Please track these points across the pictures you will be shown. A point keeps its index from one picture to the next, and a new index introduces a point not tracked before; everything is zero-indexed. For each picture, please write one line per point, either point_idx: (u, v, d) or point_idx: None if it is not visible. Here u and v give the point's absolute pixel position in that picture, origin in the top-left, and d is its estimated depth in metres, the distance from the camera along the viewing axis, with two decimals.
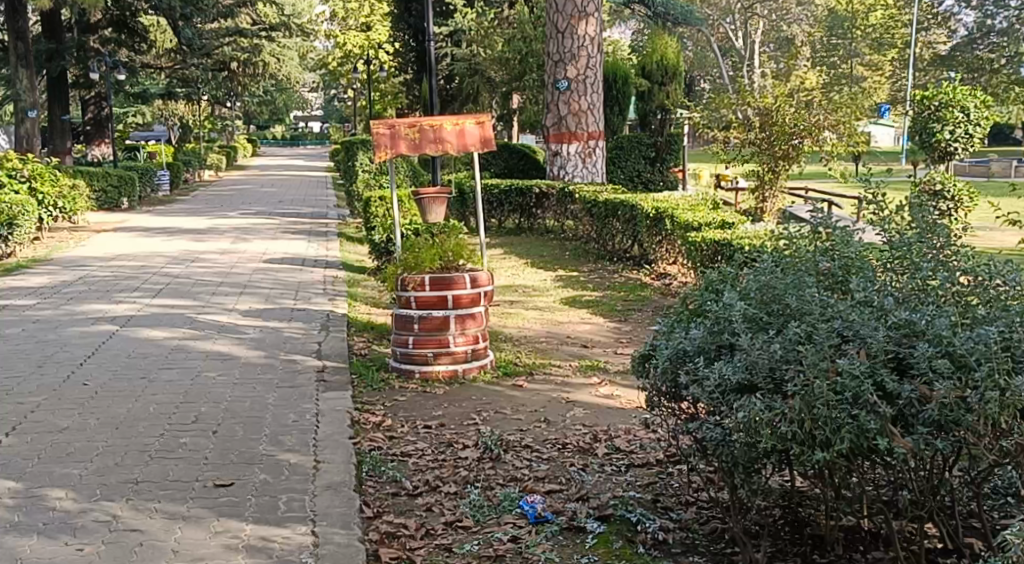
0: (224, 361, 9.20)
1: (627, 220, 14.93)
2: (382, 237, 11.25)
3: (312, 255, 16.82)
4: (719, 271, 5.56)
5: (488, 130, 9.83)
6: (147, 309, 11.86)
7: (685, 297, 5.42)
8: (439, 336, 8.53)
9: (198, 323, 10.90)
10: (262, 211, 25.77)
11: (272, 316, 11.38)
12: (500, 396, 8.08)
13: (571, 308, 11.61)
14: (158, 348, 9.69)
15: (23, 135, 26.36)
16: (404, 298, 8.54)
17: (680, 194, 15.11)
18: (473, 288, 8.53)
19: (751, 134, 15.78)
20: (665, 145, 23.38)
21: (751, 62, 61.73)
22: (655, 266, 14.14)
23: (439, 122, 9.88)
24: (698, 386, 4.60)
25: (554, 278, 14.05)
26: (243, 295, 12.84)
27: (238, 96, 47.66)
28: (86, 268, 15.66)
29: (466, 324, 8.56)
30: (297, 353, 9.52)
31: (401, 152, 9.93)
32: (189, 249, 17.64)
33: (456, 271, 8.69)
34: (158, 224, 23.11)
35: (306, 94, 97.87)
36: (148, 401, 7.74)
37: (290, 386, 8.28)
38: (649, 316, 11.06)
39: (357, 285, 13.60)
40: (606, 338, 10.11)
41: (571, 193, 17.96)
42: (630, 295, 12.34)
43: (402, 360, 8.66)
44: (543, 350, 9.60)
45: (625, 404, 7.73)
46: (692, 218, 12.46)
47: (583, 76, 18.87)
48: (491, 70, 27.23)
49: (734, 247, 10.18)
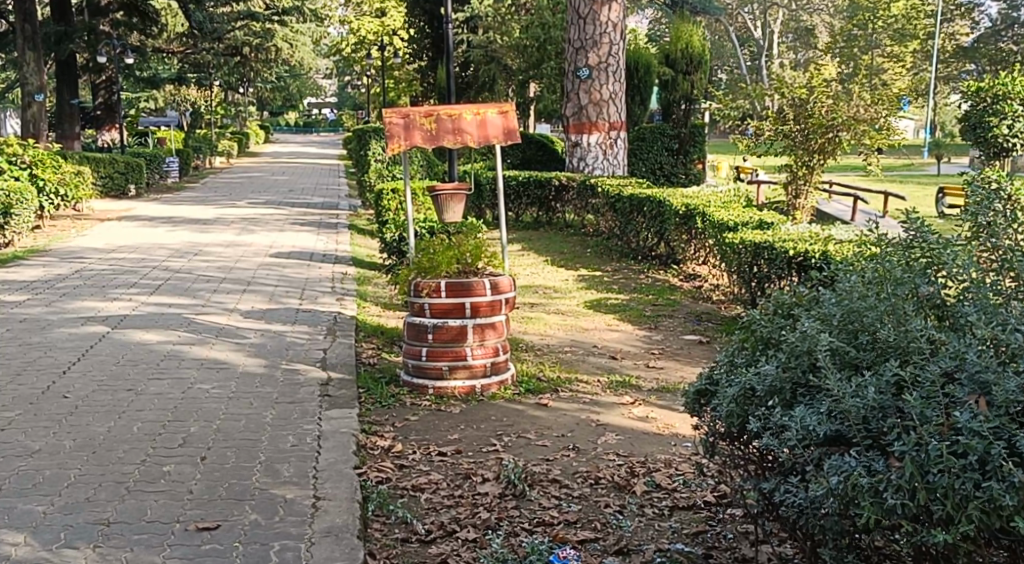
0: (221, 370, 8.43)
1: (653, 216, 14.10)
2: (394, 235, 10.46)
3: (320, 248, 16.04)
4: (790, 288, 4.71)
5: (512, 120, 9.08)
6: (142, 308, 11.09)
7: (749, 319, 4.57)
8: (456, 348, 7.74)
9: (196, 325, 10.12)
10: (271, 200, 25.00)
11: (274, 318, 10.60)
12: (522, 418, 7.29)
13: (595, 313, 10.81)
14: (150, 354, 8.91)
15: (28, 119, 25.67)
16: (417, 305, 7.75)
17: (710, 189, 14.30)
18: (493, 294, 7.72)
19: (784, 126, 14.85)
20: (689, 137, 22.53)
21: (771, 54, 60.82)
22: (684, 266, 13.33)
23: (458, 110, 9.05)
24: (774, 437, 3.79)
25: (576, 277, 13.30)
26: (246, 293, 12.07)
27: (251, 82, 47.07)
28: (84, 260, 14.95)
29: (486, 334, 7.77)
30: (300, 362, 8.74)
31: (417, 143, 8.90)
32: (193, 241, 16.86)
33: (474, 276, 7.89)
34: (164, 213, 22.36)
35: (320, 82, 97.41)
36: (133, 418, 6.97)
37: (290, 402, 7.51)
38: (681, 323, 10.26)
39: (367, 283, 12.84)
40: (636, 348, 9.29)
41: (592, 186, 17.13)
42: (658, 298, 11.53)
43: (414, 373, 7.89)
44: (568, 362, 8.79)
45: (660, 428, 6.92)
46: (726, 216, 11.64)
47: (605, 64, 18.01)
48: (508, 58, 26.38)
49: (779, 253, 9.36)
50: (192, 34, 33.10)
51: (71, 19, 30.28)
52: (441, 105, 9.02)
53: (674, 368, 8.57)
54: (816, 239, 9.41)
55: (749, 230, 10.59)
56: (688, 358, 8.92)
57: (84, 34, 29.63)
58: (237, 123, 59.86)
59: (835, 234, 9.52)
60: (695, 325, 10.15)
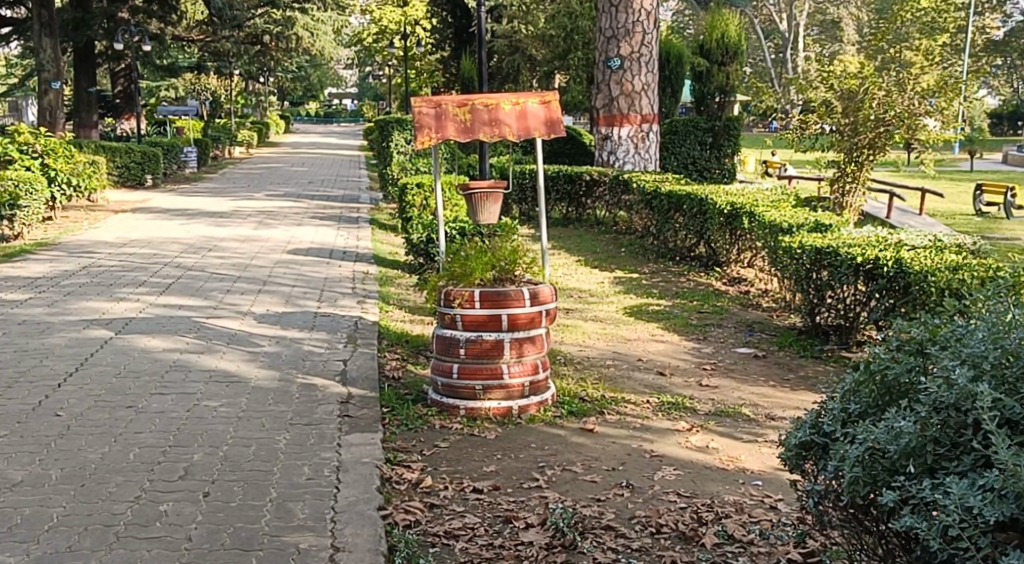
0: (231, 385, 7.65)
1: (694, 215, 13.26)
2: (421, 236, 9.63)
3: (341, 245, 15.27)
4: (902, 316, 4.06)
5: (553, 112, 8.17)
6: (149, 310, 10.33)
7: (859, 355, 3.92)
8: (491, 365, 6.95)
9: (206, 331, 9.33)
10: (290, 193, 24.27)
11: (290, 323, 9.80)
12: (565, 446, 6.49)
13: (638, 321, 9.98)
14: (154, 364, 8.14)
15: (45, 107, 25.04)
16: (448, 316, 6.97)
17: (754, 186, 13.47)
18: (533, 306, 6.94)
19: (833, 118, 13.68)
20: (724, 131, 21.63)
21: (797, 46, 59.70)
22: (727, 270, 12.53)
23: (495, 100, 8.09)
24: (930, 516, 3.22)
25: (611, 279, 12.52)
26: (261, 294, 11.30)
27: (271, 71, 46.45)
28: (94, 255, 14.23)
29: (524, 348, 6.98)
30: (317, 376, 7.94)
31: (450, 136, 7.98)
32: (208, 235, 16.12)
33: (511, 284, 7.08)
34: (179, 206, 21.65)
35: (340, 72, 96.87)
36: (130, 442, 6.20)
37: (306, 424, 6.73)
38: (730, 333, 9.42)
39: (390, 284, 12.08)
40: (686, 363, 8.47)
41: (625, 182, 16.36)
42: (703, 304, 10.69)
43: (444, 393, 7.09)
44: (611, 379, 7.97)
45: (724, 462, 6.12)
46: (778, 217, 10.79)
47: (637, 54, 17.20)
48: (533, 48, 25.59)
49: (845, 260, 8.50)
50: (211, 22, 32.50)
51: (89, 6, 29.64)
52: (478, 93, 8.06)
53: (731, 388, 7.74)
54: (885, 244, 8.56)
55: (806, 233, 9.74)
56: (744, 375, 8.10)
57: (102, 21, 28.96)
58: (257, 112, 59.16)
59: (906, 240, 8.67)
60: (748, 337, 9.30)
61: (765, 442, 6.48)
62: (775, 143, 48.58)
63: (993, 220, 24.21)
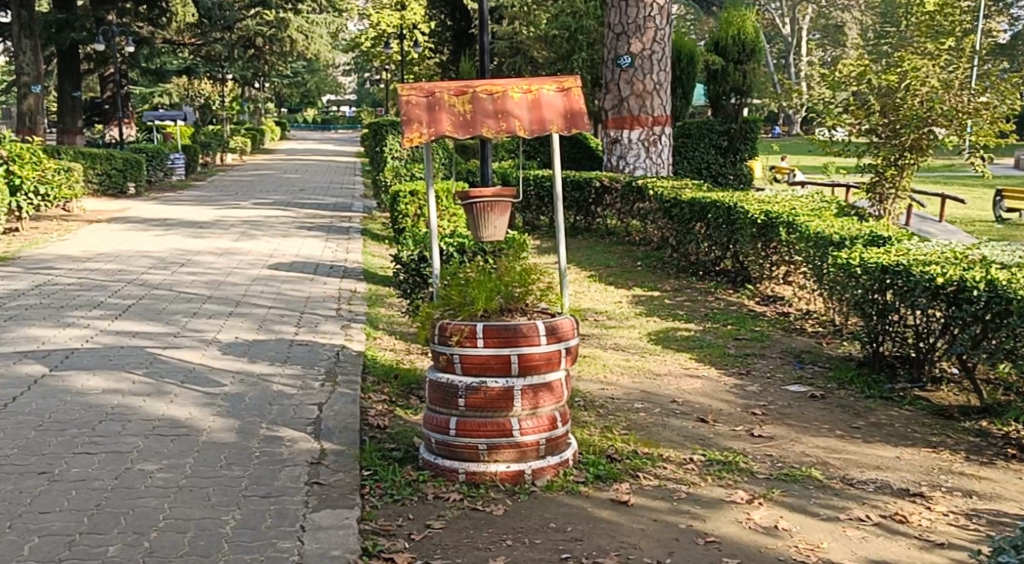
0: (178, 440, 6.22)
1: (720, 226, 11.86)
2: (412, 253, 8.20)
3: (328, 259, 13.85)
4: None
5: (576, 100, 5.87)
6: (98, 338, 8.91)
7: None
8: (497, 419, 5.56)
9: (159, 366, 7.91)
10: (280, 201, 22.88)
11: (259, 355, 8.37)
12: (595, 527, 5.06)
13: (665, 350, 8.58)
14: (88, 411, 6.71)
15: (24, 111, 23.61)
16: (444, 357, 5.61)
17: (787, 192, 12.04)
18: (549, 343, 5.58)
19: (871, 120, 11.87)
20: (740, 133, 20.13)
21: (800, 51, 58.04)
22: (759, 287, 11.17)
23: (503, 84, 5.83)
24: None
25: (629, 298, 11.16)
26: (232, 317, 9.90)
27: (265, 76, 44.97)
28: (53, 271, 12.84)
29: (539, 398, 5.60)
30: (285, 427, 6.51)
31: (445, 132, 5.75)
32: (184, 248, 14.71)
33: (520, 317, 5.72)
34: (160, 215, 20.20)
35: (338, 79, 95.37)
36: (30, 529, 4.90)
37: (264, 497, 5.34)
38: (776, 366, 7.99)
39: (380, 305, 10.70)
40: (730, 406, 7.05)
41: (640, 188, 14.97)
42: (741, 329, 9.27)
43: (438, 452, 5.68)
44: (642, 429, 6.53)
45: (803, 554, 4.75)
46: (825, 228, 9.36)
47: (649, 51, 15.80)
48: (534, 50, 24.04)
49: (920, 281, 7.07)
50: (202, 24, 31.10)
51: (74, 7, 28.21)
52: (479, 80, 5.88)
53: (792, 439, 6.30)
54: (967, 262, 7.14)
55: (864, 248, 8.31)
56: (802, 420, 6.66)
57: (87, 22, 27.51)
58: (252, 119, 57.59)
59: (992, 256, 7.31)
60: (799, 370, 7.86)
61: (850, 522, 5.05)
62: (781, 150, 47.02)
63: (1016, 226, 22.75)
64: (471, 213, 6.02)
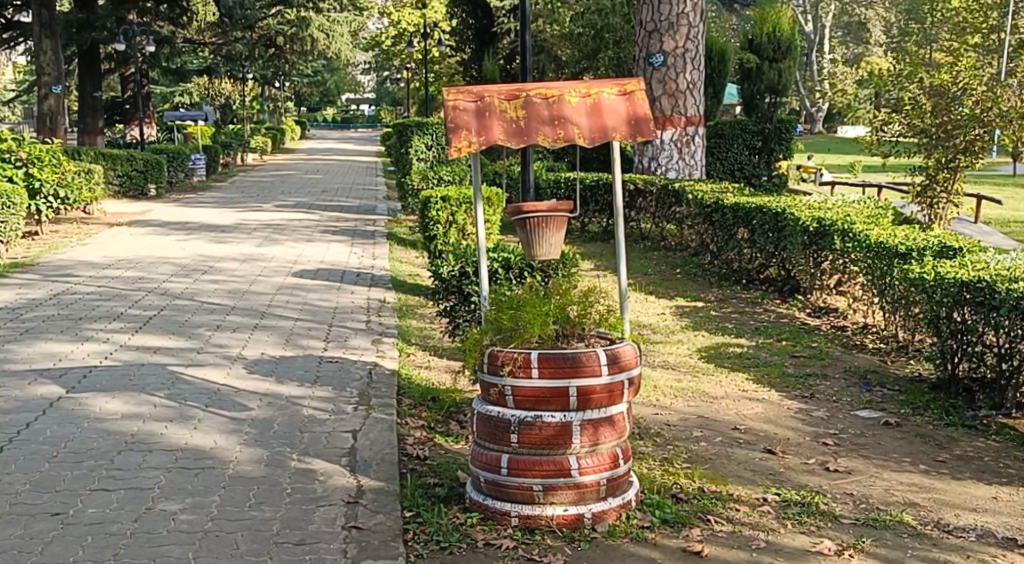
0: (203, 474, 5.72)
1: (767, 232, 11.27)
2: (452, 267, 7.69)
3: (354, 265, 13.34)
4: None
5: (640, 105, 5.34)
6: (118, 355, 8.43)
7: None
8: (554, 457, 5.05)
9: (181, 387, 7.41)
10: (302, 203, 22.42)
11: (288, 374, 7.85)
12: None
13: (719, 369, 8.03)
14: (106, 440, 6.22)
15: (45, 112, 23.19)
16: (495, 389, 5.11)
17: (835, 196, 11.46)
18: (611, 373, 5.06)
19: (924, 121, 11.18)
20: (775, 133, 19.52)
21: (824, 49, 57.08)
22: (809, 298, 10.59)
23: (559, 87, 5.32)
24: None
25: (673, 308, 10.63)
26: (257, 331, 9.41)
27: (285, 75, 44.53)
28: (71, 279, 12.40)
29: (600, 433, 5.08)
30: (318, 459, 6.01)
31: (497, 141, 5.24)
32: (206, 254, 14.24)
33: (577, 345, 5.20)
34: (180, 218, 19.76)
35: (357, 77, 94.97)
36: None
37: (296, 545, 4.89)
38: (840, 389, 7.44)
39: (410, 316, 10.21)
40: (797, 435, 6.51)
41: (676, 192, 14.41)
42: (797, 345, 8.72)
43: (487, 492, 5.17)
44: (706, 463, 6.00)
45: None
46: (887, 237, 8.78)
47: (682, 49, 15.22)
48: (559, 48, 23.23)
49: (1008, 299, 6.53)
50: (223, 23, 30.57)
51: (94, 5, 27.75)
52: (533, 82, 5.37)
53: (872, 475, 5.76)
54: None
55: (937, 262, 7.74)
56: (879, 453, 6.11)
57: (108, 21, 27.07)
58: (272, 118, 57.18)
59: None
60: (866, 394, 7.31)
61: None
62: (806, 148, 46.20)
63: None
64: (532, 234, 5.49)
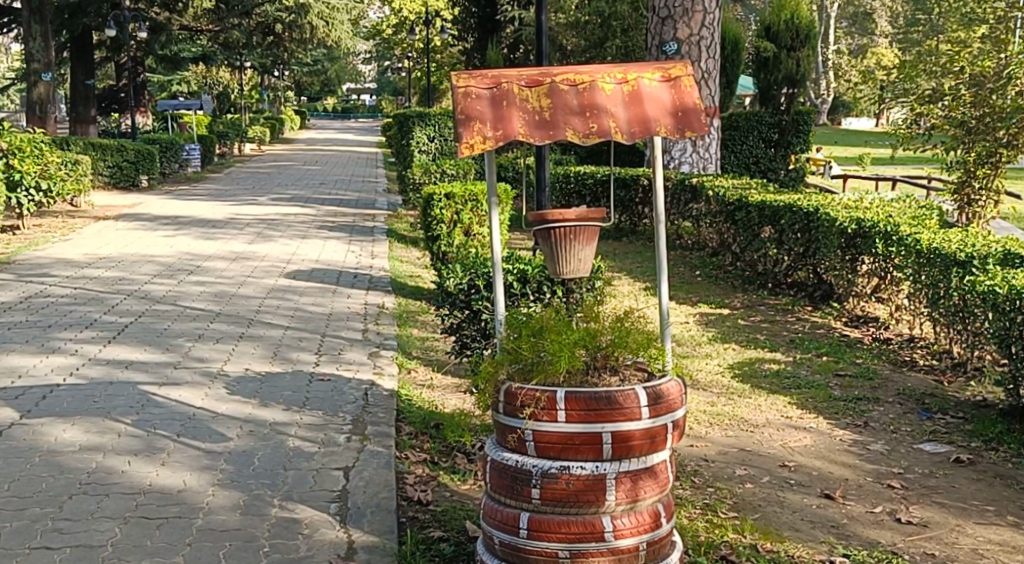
0: (165, 527, 4.87)
1: (797, 232, 10.41)
2: (460, 280, 6.90)
3: (351, 266, 12.47)
4: None
5: (688, 94, 4.48)
6: (84, 370, 7.56)
7: None
8: (584, 516, 4.21)
9: (152, 412, 6.53)
10: (298, 196, 21.51)
11: (273, 395, 6.97)
12: None
13: (756, 390, 7.17)
14: (56, 481, 5.35)
15: (34, 100, 22.22)
16: (515, 434, 4.26)
17: (871, 195, 10.59)
18: (653, 417, 4.20)
19: (961, 113, 10.17)
20: (792, 125, 18.04)
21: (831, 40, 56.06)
22: (845, 305, 9.72)
23: (591, 71, 4.47)
24: None
25: (696, 316, 9.77)
26: (241, 341, 8.53)
27: (283, 64, 43.55)
28: (46, 280, 11.51)
29: (639, 488, 4.22)
30: (303, 505, 5.16)
31: (516, 135, 4.39)
32: (194, 252, 13.34)
33: (612, 382, 4.34)
34: (172, 212, 18.83)
35: (359, 68, 94.09)
36: None
37: None
38: (896, 417, 6.58)
39: (411, 324, 9.35)
40: (856, 473, 5.65)
41: (692, 188, 13.50)
42: (841, 361, 7.86)
43: (503, 557, 4.33)
44: (755, 511, 5.15)
45: None
46: (941, 243, 7.88)
47: (697, 37, 14.10)
48: (565, 37, 22.28)
49: None
50: (219, 8, 29.56)
51: None
52: (560, 66, 4.51)
53: (954, 529, 4.94)
54: None
55: (1006, 272, 6.87)
56: (957, 499, 5.26)
57: (100, 7, 26.05)
58: (272, 107, 56.18)
59: None
60: (928, 422, 6.45)
61: None
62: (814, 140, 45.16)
63: None
64: (558, 248, 4.67)
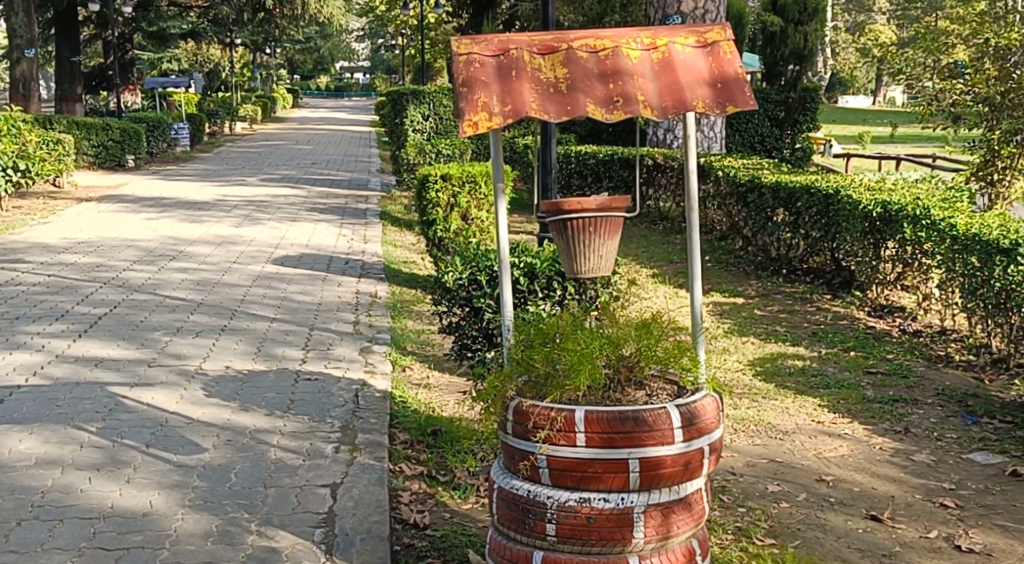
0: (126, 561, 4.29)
1: (815, 216, 9.79)
2: (460, 274, 6.29)
3: (342, 251, 11.84)
4: None
5: (726, 62, 3.86)
6: (49, 369, 6.94)
7: None
8: (608, 556, 3.61)
9: (119, 418, 5.93)
10: (289, 176, 20.85)
11: (254, 397, 6.36)
12: None
13: (782, 391, 6.58)
14: (5, 503, 4.75)
15: (16, 78, 21.46)
16: (528, 460, 3.65)
17: (896, 177, 9.95)
18: (686, 440, 3.60)
19: (985, 87, 8.73)
20: (799, 102, 17.27)
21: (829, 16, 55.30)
22: (868, 293, 9.09)
23: (613, 36, 3.86)
24: None
25: (709, 306, 9.18)
26: (222, 335, 7.92)
27: (274, 41, 42.74)
28: (19, 267, 10.86)
29: (671, 522, 3.63)
30: (284, 530, 4.57)
31: (528, 110, 3.76)
32: (178, 237, 12.69)
33: (637, 400, 3.73)
34: (157, 193, 18.15)
35: (352, 46, 93.15)
36: None
37: None
38: (939, 421, 5.99)
39: (405, 315, 8.74)
40: (900, 488, 5.08)
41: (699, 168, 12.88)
42: (871, 357, 7.27)
43: None
44: (794, 537, 4.57)
45: None
46: (979, 227, 7.21)
47: (702, 11, 13.24)
48: (563, 12, 21.55)
49: None
50: None
51: None
52: (578, 32, 3.91)
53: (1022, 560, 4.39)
54: None
55: None
56: (1020, 521, 4.71)
57: None
58: (264, 85, 55.35)
59: None
60: (975, 428, 5.86)
61: None
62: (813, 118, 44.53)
63: None
64: (574, 242, 4.11)
